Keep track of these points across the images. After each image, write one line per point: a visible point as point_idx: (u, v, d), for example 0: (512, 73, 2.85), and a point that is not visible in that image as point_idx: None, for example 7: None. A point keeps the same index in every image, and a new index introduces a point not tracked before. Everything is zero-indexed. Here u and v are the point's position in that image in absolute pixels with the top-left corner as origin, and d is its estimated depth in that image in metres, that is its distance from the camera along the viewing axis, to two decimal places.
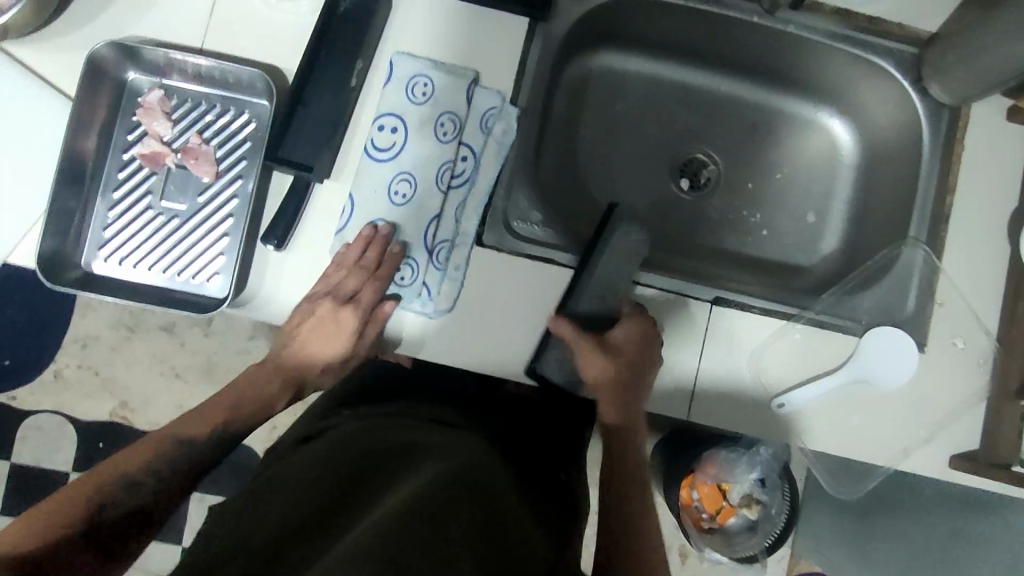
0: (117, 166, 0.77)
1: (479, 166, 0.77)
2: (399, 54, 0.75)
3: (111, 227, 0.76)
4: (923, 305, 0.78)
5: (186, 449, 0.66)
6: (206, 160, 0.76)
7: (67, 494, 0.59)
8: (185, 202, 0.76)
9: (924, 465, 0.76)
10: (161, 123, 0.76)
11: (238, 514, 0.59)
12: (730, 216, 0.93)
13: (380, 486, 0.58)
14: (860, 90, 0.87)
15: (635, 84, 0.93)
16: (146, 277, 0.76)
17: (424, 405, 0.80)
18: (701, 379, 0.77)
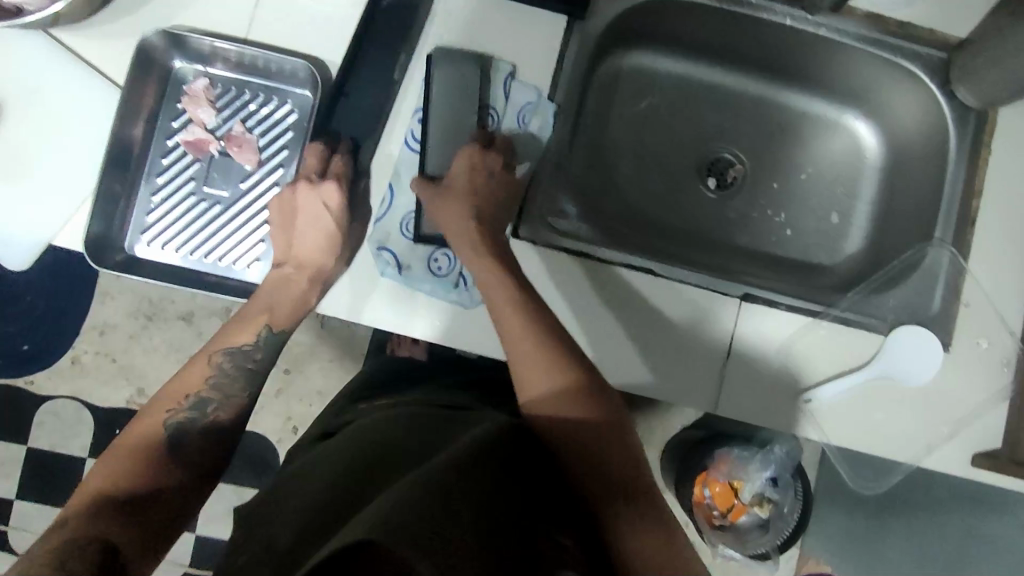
0: (161, 152, 0.78)
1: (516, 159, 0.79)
2: (438, 49, 0.77)
3: (154, 212, 0.78)
4: (948, 304, 0.80)
5: (241, 363, 0.71)
6: (249, 148, 0.78)
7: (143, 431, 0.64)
8: (227, 188, 0.78)
9: (946, 462, 0.77)
10: (205, 111, 0.78)
11: (266, 526, 0.57)
12: (754, 215, 0.94)
13: (402, 471, 0.56)
14: (887, 93, 0.88)
15: (665, 83, 0.94)
16: (187, 262, 0.77)
17: (447, 392, 0.81)
18: (729, 372, 0.79)
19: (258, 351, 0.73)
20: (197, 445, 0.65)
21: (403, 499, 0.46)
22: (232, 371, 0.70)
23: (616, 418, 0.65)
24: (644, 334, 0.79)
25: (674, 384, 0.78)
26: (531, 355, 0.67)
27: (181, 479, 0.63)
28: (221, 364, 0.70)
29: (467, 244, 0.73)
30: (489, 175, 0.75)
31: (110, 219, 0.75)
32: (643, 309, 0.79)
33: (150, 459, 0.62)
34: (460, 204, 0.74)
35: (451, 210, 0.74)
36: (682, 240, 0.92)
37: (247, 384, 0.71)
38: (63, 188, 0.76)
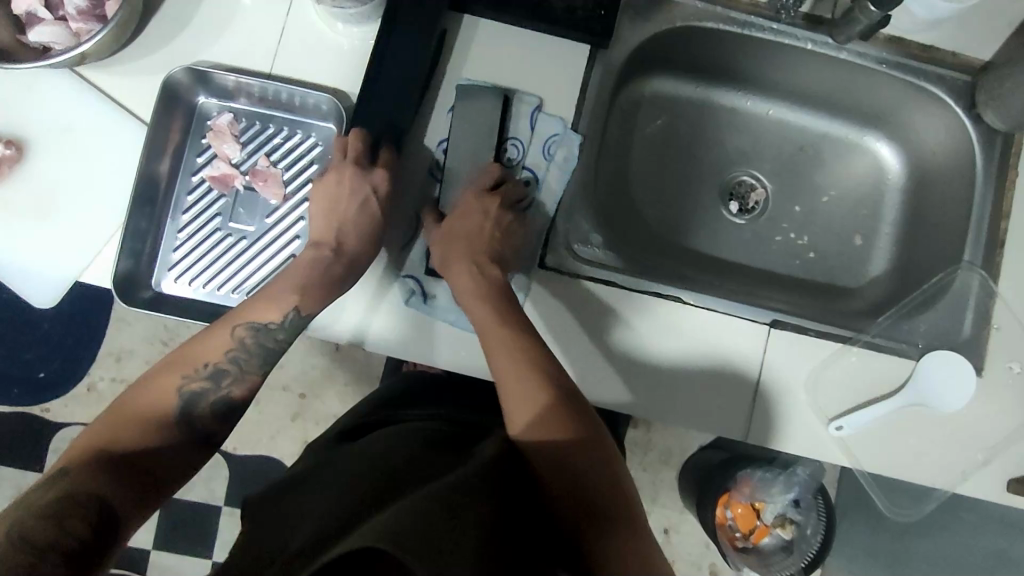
0: (187, 189, 0.79)
1: (540, 191, 0.79)
2: (464, 81, 0.78)
3: (181, 249, 0.78)
4: (978, 329, 0.79)
5: (264, 341, 0.67)
6: (275, 181, 0.77)
7: (157, 394, 0.62)
8: (253, 223, 0.78)
9: (980, 489, 0.76)
10: (230, 146, 0.78)
11: (272, 527, 0.58)
12: (777, 238, 0.93)
13: (413, 481, 0.57)
14: (909, 115, 0.88)
15: (683, 106, 0.94)
16: (213, 297, 0.77)
17: (463, 409, 0.80)
18: (758, 400, 0.78)
19: (282, 331, 0.68)
20: (206, 418, 0.63)
21: (411, 508, 0.47)
22: (252, 346, 0.67)
23: (605, 457, 0.63)
24: (677, 362, 0.78)
25: (705, 411, 0.78)
26: (523, 388, 0.65)
27: (179, 445, 0.61)
28: (243, 338, 0.67)
29: (470, 287, 0.71)
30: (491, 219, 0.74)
31: (139, 254, 0.76)
32: (670, 336, 0.78)
33: (158, 422, 0.61)
34: (461, 249, 0.72)
35: (453, 255, 0.72)
36: (708, 268, 0.91)
37: (266, 363, 0.68)
38: (87, 223, 0.76)
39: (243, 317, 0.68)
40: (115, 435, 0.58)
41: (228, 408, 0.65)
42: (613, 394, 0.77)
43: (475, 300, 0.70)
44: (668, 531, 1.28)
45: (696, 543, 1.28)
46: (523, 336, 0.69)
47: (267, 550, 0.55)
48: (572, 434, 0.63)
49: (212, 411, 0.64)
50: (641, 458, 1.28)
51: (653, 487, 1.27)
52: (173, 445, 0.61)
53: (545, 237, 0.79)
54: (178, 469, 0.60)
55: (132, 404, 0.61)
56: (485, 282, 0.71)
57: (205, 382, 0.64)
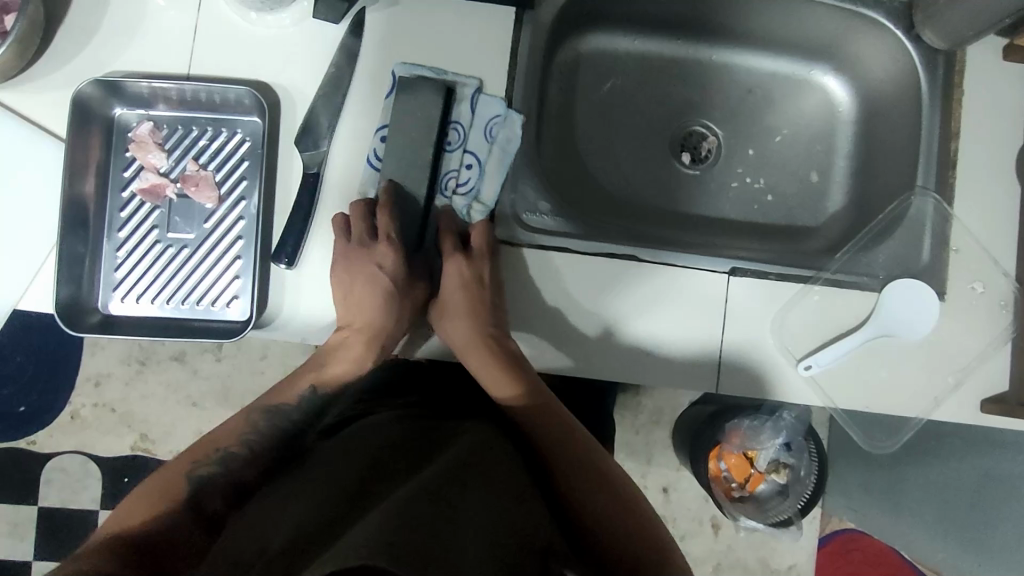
0: (118, 206, 0.77)
1: (484, 173, 0.77)
2: (401, 65, 0.75)
3: (122, 267, 0.76)
4: (938, 252, 0.79)
5: (276, 419, 0.72)
6: (206, 185, 0.76)
7: (172, 474, 0.66)
8: (192, 230, 0.76)
9: (954, 412, 0.76)
10: (155, 155, 0.76)
11: (247, 528, 0.58)
12: (733, 184, 0.92)
13: (386, 481, 0.56)
14: (851, 45, 0.87)
15: (624, 60, 0.92)
16: (164, 311, 0.76)
17: (432, 397, 0.77)
18: (725, 350, 0.77)
19: (298, 411, 0.73)
20: (217, 497, 0.65)
21: (393, 520, 0.47)
22: (266, 428, 0.71)
23: (597, 453, 0.69)
24: (640, 321, 0.77)
25: (673, 368, 0.77)
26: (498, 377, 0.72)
27: (183, 533, 0.62)
28: (257, 421, 0.71)
29: (480, 355, 0.73)
30: (480, 279, 0.74)
31: (78, 276, 0.74)
32: (629, 295, 0.77)
33: (177, 494, 0.64)
34: (466, 321, 0.74)
35: (456, 327, 0.75)
36: (666, 222, 0.90)
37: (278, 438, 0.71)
38: (21, 251, 0.73)
39: (260, 402, 0.73)
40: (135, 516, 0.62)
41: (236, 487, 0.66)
42: (578, 360, 0.77)
43: (484, 367, 0.73)
44: (668, 490, 1.28)
45: (697, 498, 1.28)
46: (534, 392, 0.73)
47: (241, 549, 0.54)
48: (560, 434, 0.70)
49: (223, 489, 0.66)
50: (632, 422, 1.27)
51: (648, 448, 1.28)
52: (175, 525, 0.62)
53: (488, 213, 0.77)
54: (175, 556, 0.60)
55: (137, 497, 0.64)
56: (491, 347, 0.73)
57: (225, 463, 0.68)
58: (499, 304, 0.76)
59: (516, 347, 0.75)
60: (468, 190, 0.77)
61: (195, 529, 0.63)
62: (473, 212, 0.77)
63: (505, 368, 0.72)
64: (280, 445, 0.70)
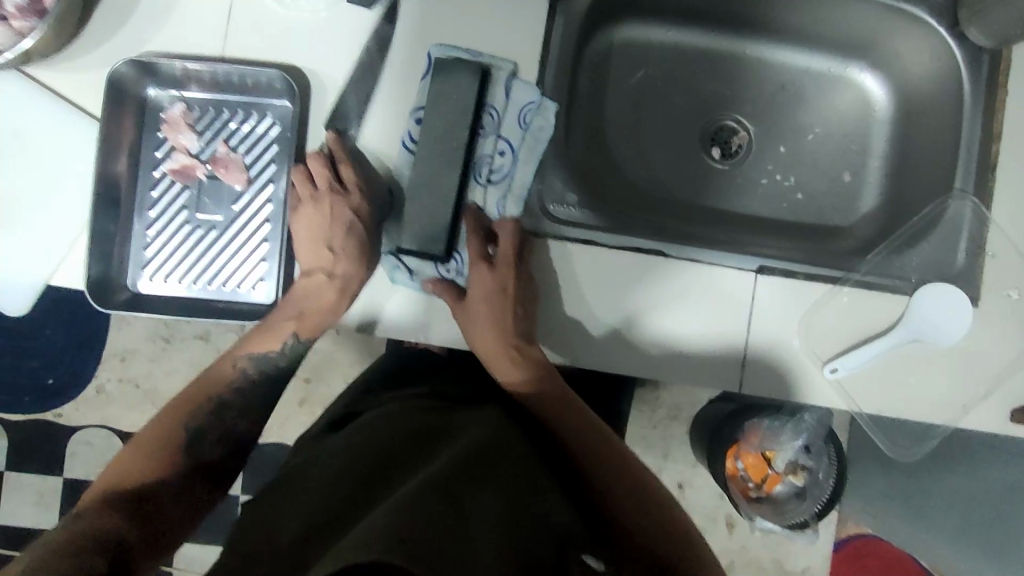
0: (149, 185, 0.78)
1: (517, 161, 0.77)
2: (437, 46, 0.75)
3: (151, 246, 0.78)
4: (974, 258, 0.77)
5: (263, 364, 0.75)
6: (236, 167, 0.77)
7: (167, 426, 0.69)
8: (220, 212, 0.77)
9: (983, 421, 0.75)
10: (186, 136, 0.78)
11: (265, 517, 0.58)
12: (763, 182, 0.90)
13: (398, 472, 0.56)
14: (892, 42, 0.85)
15: (657, 52, 0.91)
16: (192, 291, 0.77)
17: (445, 385, 0.77)
18: (749, 349, 0.76)
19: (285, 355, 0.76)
20: (212, 445, 0.70)
21: (407, 513, 0.47)
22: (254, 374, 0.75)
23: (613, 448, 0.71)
24: (664, 317, 0.76)
25: (695, 366, 0.76)
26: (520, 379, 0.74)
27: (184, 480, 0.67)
28: (245, 367, 0.75)
29: (505, 362, 0.74)
30: (507, 291, 0.74)
31: (107, 253, 0.75)
32: (655, 289, 0.76)
33: (177, 443, 0.68)
34: (491, 329, 0.74)
35: (479, 331, 0.74)
36: (693, 217, 0.88)
37: (271, 382, 0.76)
38: (53, 226, 0.74)
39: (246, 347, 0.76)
40: (131, 468, 0.65)
41: (231, 436, 0.71)
42: (599, 352, 0.76)
43: (506, 368, 0.74)
44: (683, 486, 1.27)
45: (712, 496, 1.27)
46: (554, 392, 0.74)
47: (257, 542, 0.55)
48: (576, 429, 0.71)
49: (219, 439, 0.70)
50: (649, 417, 1.27)
51: (663, 444, 1.27)
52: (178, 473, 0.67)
53: (523, 203, 0.77)
54: (183, 506, 0.66)
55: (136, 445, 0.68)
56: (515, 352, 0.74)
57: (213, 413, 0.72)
58: (528, 312, 0.75)
59: (541, 355, 0.76)
60: (501, 178, 0.77)
61: (196, 479, 0.68)
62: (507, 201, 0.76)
63: (524, 369, 0.74)
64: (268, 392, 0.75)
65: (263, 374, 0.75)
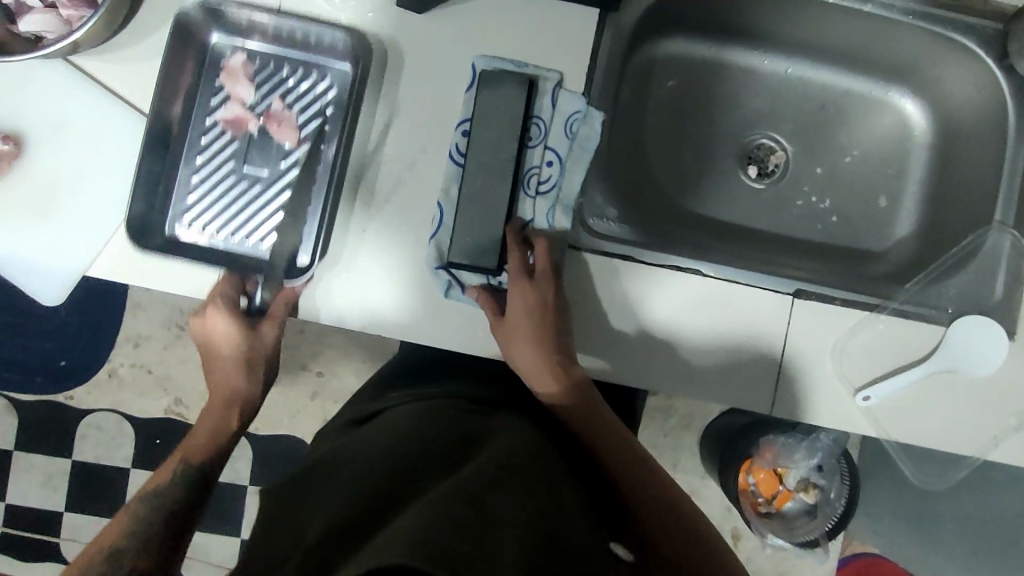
0: (200, 131, 0.77)
1: (564, 170, 0.76)
2: (481, 57, 0.75)
3: (195, 192, 0.77)
4: (1011, 291, 0.77)
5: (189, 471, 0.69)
6: (289, 124, 0.77)
7: (109, 532, 0.63)
8: (266, 166, 0.77)
9: (1013, 455, 0.75)
10: (244, 87, 0.77)
11: (286, 514, 0.58)
12: (798, 202, 0.90)
13: (425, 477, 0.55)
14: (937, 70, 0.85)
15: (698, 67, 0.90)
16: (230, 242, 0.76)
17: (473, 387, 0.77)
18: (782, 373, 0.76)
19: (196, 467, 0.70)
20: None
21: (435, 518, 0.46)
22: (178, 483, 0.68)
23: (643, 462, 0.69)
24: (699, 336, 0.76)
25: (727, 387, 0.77)
26: (558, 390, 0.71)
27: None
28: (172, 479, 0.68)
29: (544, 374, 0.71)
30: (547, 303, 0.72)
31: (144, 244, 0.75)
32: (691, 308, 0.76)
33: None
34: (531, 345, 0.71)
35: (521, 352, 0.71)
36: (727, 235, 0.88)
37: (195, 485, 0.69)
38: (91, 215, 0.74)
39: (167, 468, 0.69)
40: None
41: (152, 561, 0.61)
42: (633, 363, 0.76)
43: (543, 380, 0.71)
44: (691, 496, 1.27)
45: (719, 508, 1.27)
46: (588, 400, 0.72)
47: (283, 540, 0.55)
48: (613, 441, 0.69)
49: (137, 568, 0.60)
50: (660, 426, 1.27)
51: (674, 453, 1.27)
52: None
53: (571, 215, 0.76)
54: None
55: None
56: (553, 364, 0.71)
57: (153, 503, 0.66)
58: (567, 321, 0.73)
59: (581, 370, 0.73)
60: (548, 189, 0.76)
61: None
62: (555, 214, 0.76)
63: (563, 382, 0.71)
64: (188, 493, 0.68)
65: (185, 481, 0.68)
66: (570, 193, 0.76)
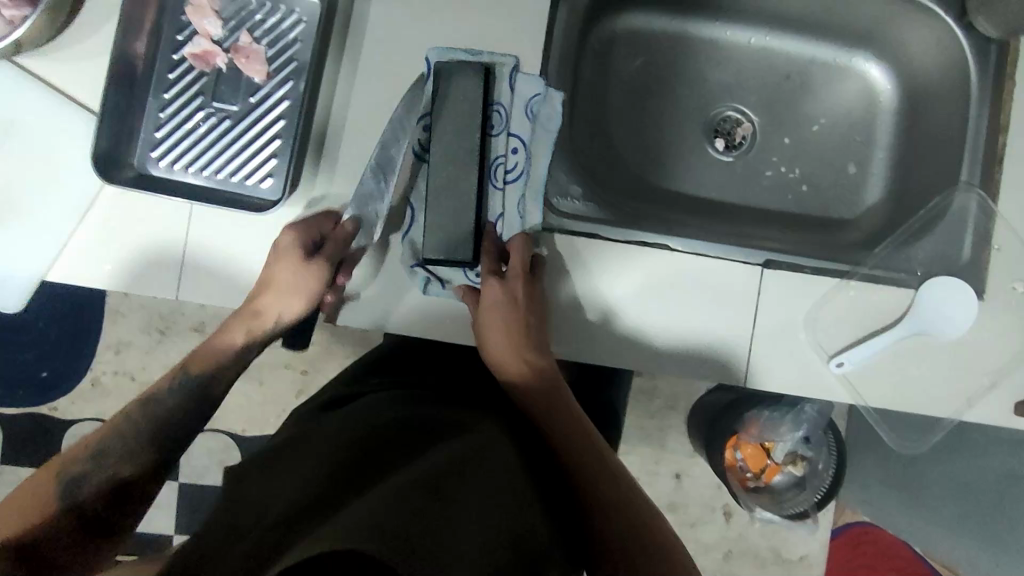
0: (167, 67, 0.75)
1: (530, 157, 0.75)
2: (434, 49, 0.73)
3: (164, 128, 0.75)
4: (979, 251, 0.77)
5: (175, 399, 0.67)
6: (258, 59, 0.74)
7: (91, 438, 0.63)
8: (236, 102, 0.75)
9: (988, 415, 0.75)
10: (211, 21, 0.74)
11: (242, 492, 0.58)
12: (767, 172, 0.90)
13: (382, 466, 0.55)
14: (898, 30, 0.84)
15: (659, 42, 0.90)
16: (200, 178, 0.74)
17: (438, 375, 0.77)
18: (755, 343, 0.76)
19: (175, 399, 0.68)
20: (95, 495, 0.59)
21: (387, 508, 0.46)
22: (164, 409, 0.66)
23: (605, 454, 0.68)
24: (668, 311, 0.76)
25: (700, 361, 0.76)
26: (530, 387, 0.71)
27: (65, 531, 0.56)
28: (161, 398, 0.67)
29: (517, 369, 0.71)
30: (519, 301, 0.72)
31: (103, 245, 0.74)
32: (661, 284, 0.76)
33: (50, 497, 0.57)
34: (506, 338, 0.71)
35: (495, 344, 0.72)
36: (696, 209, 0.88)
37: (183, 413, 0.67)
38: (50, 215, 0.72)
39: (158, 385, 0.69)
40: None
41: (117, 488, 0.60)
42: (603, 341, 0.76)
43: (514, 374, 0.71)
44: (681, 475, 1.27)
45: (710, 486, 1.27)
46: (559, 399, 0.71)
47: (236, 517, 0.54)
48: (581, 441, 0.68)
49: (101, 490, 0.59)
50: (647, 408, 1.26)
51: (663, 433, 1.27)
52: (54, 526, 0.56)
53: (541, 204, 0.74)
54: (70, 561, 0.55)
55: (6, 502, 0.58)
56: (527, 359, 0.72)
57: (151, 410, 0.66)
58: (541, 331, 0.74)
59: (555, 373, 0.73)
60: (515, 179, 0.74)
61: (79, 539, 0.57)
62: (526, 204, 0.74)
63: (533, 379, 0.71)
64: (175, 422, 0.66)
65: (175, 403, 0.67)
66: (538, 179, 0.74)
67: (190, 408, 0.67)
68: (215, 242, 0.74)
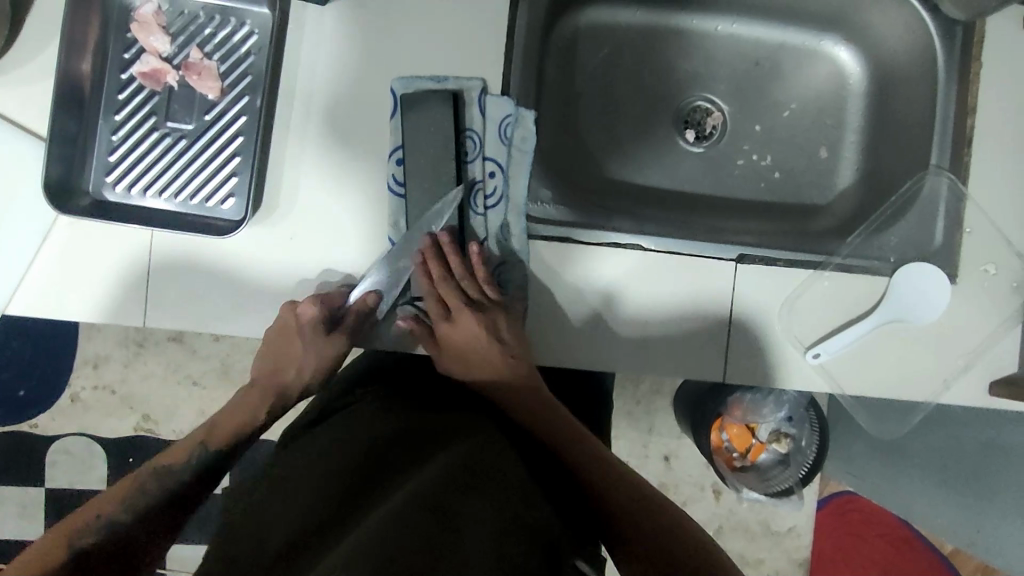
0: (116, 87, 0.72)
1: (508, 178, 0.75)
2: (400, 80, 0.73)
3: (117, 151, 0.72)
4: (951, 234, 0.77)
5: (181, 474, 0.67)
6: (209, 74, 0.71)
7: (100, 504, 0.62)
8: (191, 120, 0.72)
9: (962, 395, 0.76)
10: (158, 38, 0.71)
11: (247, 520, 0.59)
12: (739, 162, 0.89)
13: (382, 482, 0.56)
14: (865, 13, 0.83)
15: (625, 35, 0.88)
16: (159, 201, 0.72)
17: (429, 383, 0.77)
18: (732, 336, 0.76)
19: (189, 472, 0.67)
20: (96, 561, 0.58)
21: (387, 534, 0.47)
22: (174, 481, 0.66)
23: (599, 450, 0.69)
24: (643, 310, 0.76)
25: (679, 359, 0.76)
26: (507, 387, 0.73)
27: None
28: (170, 469, 0.67)
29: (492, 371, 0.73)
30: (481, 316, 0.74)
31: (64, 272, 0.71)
32: (636, 284, 0.76)
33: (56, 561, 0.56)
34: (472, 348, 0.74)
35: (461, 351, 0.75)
36: (670, 203, 0.87)
37: (188, 489, 0.66)
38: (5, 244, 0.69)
39: (164, 459, 0.68)
40: None
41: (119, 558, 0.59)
42: (583, 345, 0.76)
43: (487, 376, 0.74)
44: (670, 457, 1.28)
45: (698, 465, 1.28)
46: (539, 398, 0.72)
47: (244, 545, 0.55)
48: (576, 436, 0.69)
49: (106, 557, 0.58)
50: (634, 393, 1.27)
51: (651, 417, 1.27)
52: None
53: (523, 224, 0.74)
54: None
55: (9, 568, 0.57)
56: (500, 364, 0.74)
57: (161, 482, 0.66)
58: (512, 327, 0.74)
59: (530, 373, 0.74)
60: (495, 206, 0.75)
61: None
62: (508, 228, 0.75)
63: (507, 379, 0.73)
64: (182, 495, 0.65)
65: (181, 475, 0.67)
66: (518, 203, 0.75)
67: (196, 483, 0.67)
68: (179, 265, 0.72)
